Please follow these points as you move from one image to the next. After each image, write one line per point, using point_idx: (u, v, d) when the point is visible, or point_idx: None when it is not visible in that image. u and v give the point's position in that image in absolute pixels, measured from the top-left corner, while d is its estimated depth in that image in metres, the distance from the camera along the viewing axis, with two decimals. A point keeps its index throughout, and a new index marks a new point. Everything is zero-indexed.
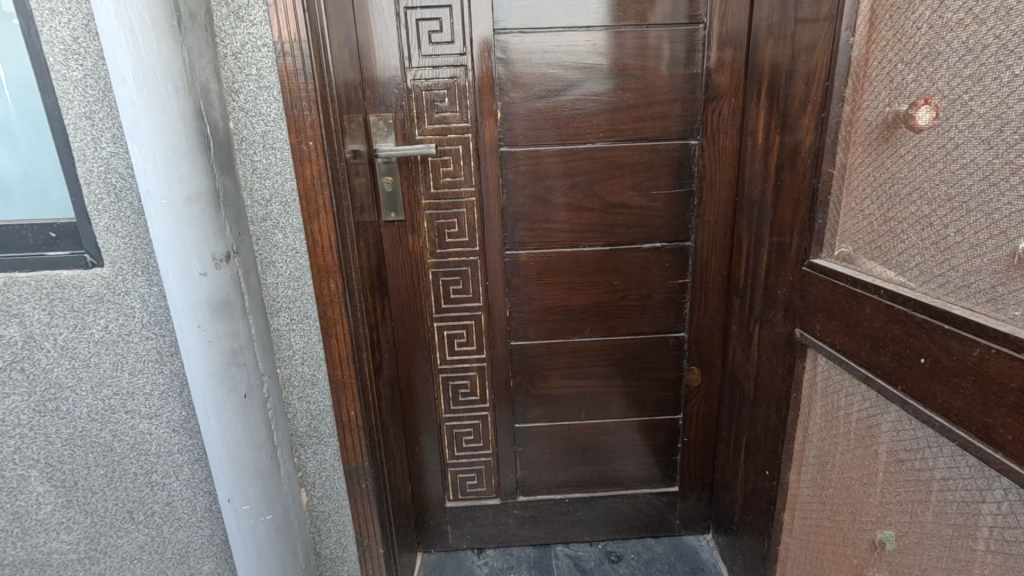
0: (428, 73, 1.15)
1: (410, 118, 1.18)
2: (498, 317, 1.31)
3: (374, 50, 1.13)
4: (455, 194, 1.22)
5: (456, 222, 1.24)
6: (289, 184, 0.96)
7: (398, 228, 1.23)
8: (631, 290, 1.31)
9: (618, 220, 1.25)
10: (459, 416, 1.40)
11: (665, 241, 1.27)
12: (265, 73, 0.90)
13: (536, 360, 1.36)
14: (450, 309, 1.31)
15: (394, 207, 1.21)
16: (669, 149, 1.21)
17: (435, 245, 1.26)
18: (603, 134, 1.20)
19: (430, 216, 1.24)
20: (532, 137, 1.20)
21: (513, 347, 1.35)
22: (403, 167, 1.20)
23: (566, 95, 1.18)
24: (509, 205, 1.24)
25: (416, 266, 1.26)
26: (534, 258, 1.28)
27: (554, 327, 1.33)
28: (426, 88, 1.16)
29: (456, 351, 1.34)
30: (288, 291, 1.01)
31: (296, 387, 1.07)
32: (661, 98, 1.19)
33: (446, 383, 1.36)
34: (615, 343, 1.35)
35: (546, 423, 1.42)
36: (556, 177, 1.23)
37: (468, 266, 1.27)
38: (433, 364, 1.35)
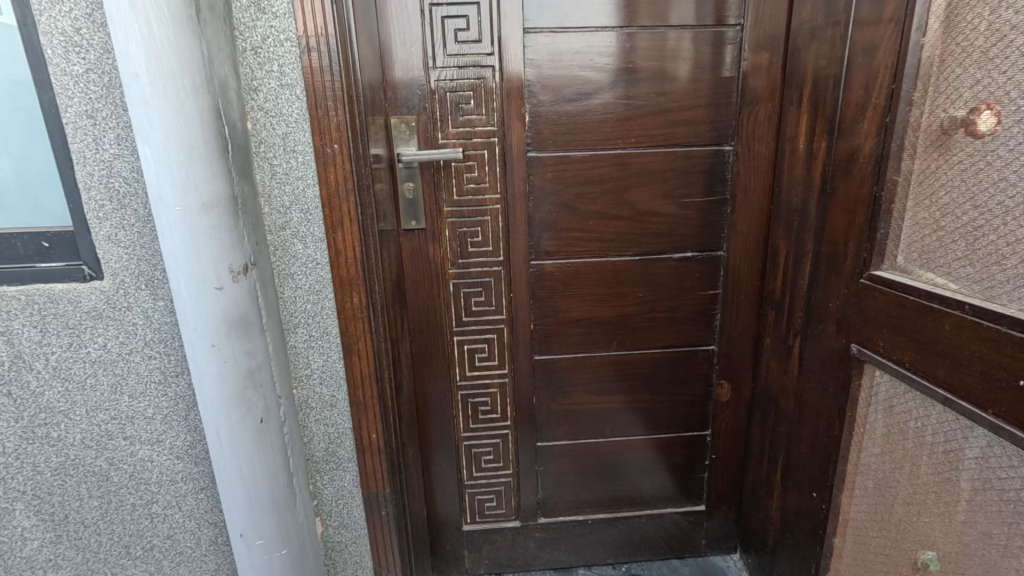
0: (452, 73, 1.09)
1: (432, 120, 1.11)
2: (521, 330, 1.25)
3: (396, 48, 1.06)
4: (478, 201, 1.16)
5: (479, 230, 1.18)
6: (311, 191, 0.88)
7: (417, 237, 1.17)
8: (660, 302, 1.25)
9: (648, 229, 1.20)
10: (479, 435, 1.33)
11: (696, 251, 1.22)
12: (287, 70, 0.83)
13: (560, 375, 1.30)
14: (471, 323, 1.24)
15: (414, 215, 1.14)
16: (703, 155, 1.17)
17: (456, 255, 1.19)
18: (635, 140, 1.15)
19: (452, 224, 1.17)
20: (560, 142, 1.14)
21: (537, 362, 1.28)
22: (425, 172, 1.13)
23: (597, 98, 1.12)
24: (535, 213, 1.18)
25: (436, 277, 1.20)
26: (561, 268, 1.22)
27: (579, 341, 1.27)
28: (450, 89, 1.10)
29: (477, 366, 1.27)
30: (307, 305, 0.94)
31: (313, 409, 0.99)
32: (695, 102, 1.14)
33: (465, 400, 1.29)
34: (642, 357, 1.30)
35: (569, 441, 1.35)
36: (585, 184, 1.17)
37: (491, 277, 1.21)
38: (451, 380, 1.28)
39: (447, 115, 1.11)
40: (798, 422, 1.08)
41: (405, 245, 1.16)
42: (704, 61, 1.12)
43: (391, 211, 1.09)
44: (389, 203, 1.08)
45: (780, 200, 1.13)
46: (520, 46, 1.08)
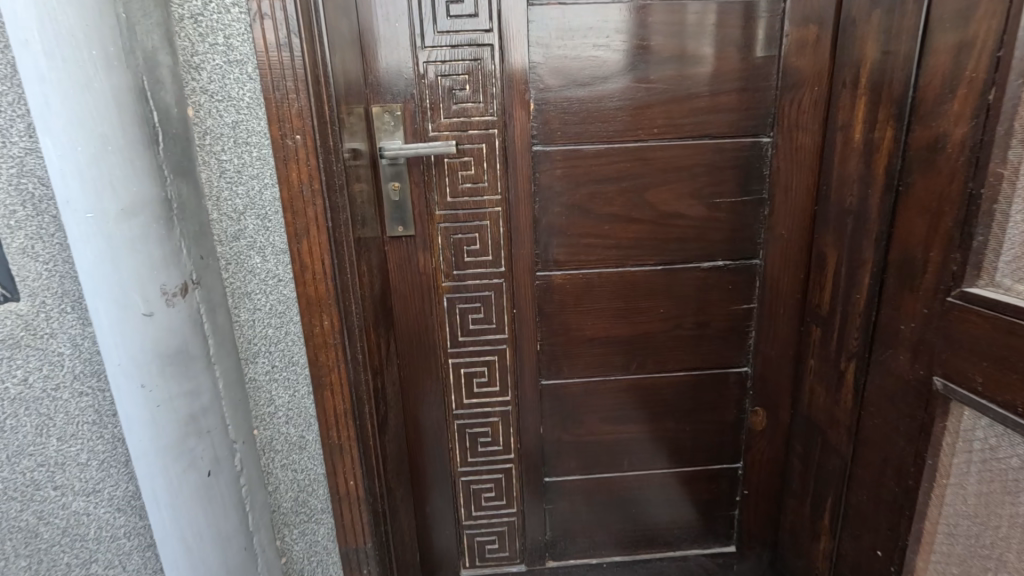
0: (444, 54, 0.93)
1: (422, 109, 0.95)
2: (526, 351, 1.09)
3: (378, 25, 0.91)
4: (476, 203, 1.00)
5: (478, 237, 1.02)
6: (269, 192, 0.73)
7: (405, 245, 1.01)
8: (686, 318, 1.09)
9: (673, 235, 1.04)
10: (479, 469, 1.16)
11: (728, 260, 1.06)
12: (235, 43, 0.67)
13: (571, 401, 1.13)
14: (469, 344, 1.08)
15: (401, 219, 0.98)
16: (737, 148, 1.00)
17: (450, 266, 1.03)
18: (658, 130, 0.98)
19: (446, 230, 1.01)
20: (571, 134, 0.98)
21: (544, 387, 1.12)
22: (413, 170, 0.97)
23: (614, 82, 0.96)
24: (542, 216, 1.01)
25: (427, 291, 1.04)
26: (571, 280, 1.05)
27: (593, 363, 1.11)
28: (442, 71, 0.94)
29: (476, 392, 1.11)
30: (268, 330, 0.78)
31: (279, 452, 0.83)
32: (729, 86, 0.97)
33: (463, 430, 1.13)
34: (664, 381, 1.13)
35: (581, 476, 1.19)
36: (599, 182, 1.00)
37: (491, 291, 1.05)
38: (446, 408, 1.12)
39: (438, 103, 0.95)
40: (855, 463, 0.91)
41: (390, 255, 1.00)
42: (740, 37, 0.95)
43: (372, 216, 0.93)
44: (370, 207, 0.92)
45: (828, 200, 0.97)
46: (524, 20, 0.92)
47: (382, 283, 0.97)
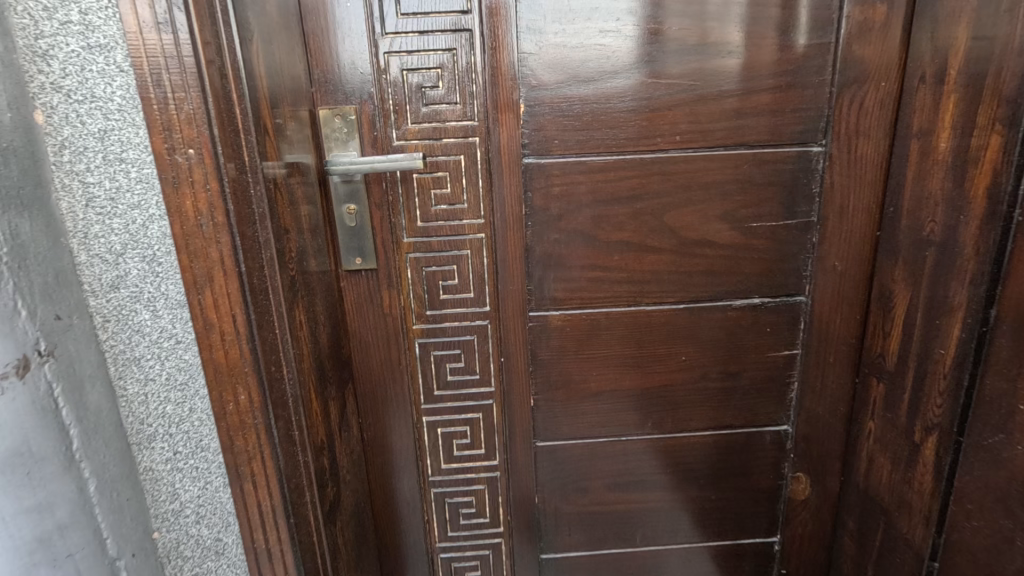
0: (412, 42, 0.74)
1: (383, 112, 0.76)
2: (517, 407, 0.89)
3: (326, 5, 0.72)
4: (451, 228, 0.80)
5: (456, 270, 0.82)
6: (157, 227, 0.54)
7: (366, 280, 0.82)
8: (712, 367, 0.89)
9: (699, 266, 0.84)
10: (461, 544, 0.97)
11: (767, 297, 0.86)
12: (98, 21, 0.48)
13: (572, 465, 0.93)
14: (447, 398, 0.88)
15: (359, 248, 0.79)
16: (781, 158, 0.79)
17: (423, 304, 0.83)
18: (681, 138, 0.78)
19: (416, 262, 0.82)
20: (572, 142, 0.78)
21: (538, 450, 0.92)
22: (374, 188, 0.78)
23: (627, 76, 0.76)
24: (535, 244, 0.82)
25: (395, 335, 0.84)
26: (573, 322, 0.85)
27: (599, 421, 0.91)
28: (408, 63, 0.74)
29: (456, 455, 0.91)
30: (164, 408, 0.59)
31: (188, 560, 0.63)
32: (771, 81, 0.77)
33: (441, 499, 0.94)
34: (686, 442, 0.93)
35: (585, 551, 0.99)
36: (607, 202, 0.80)
37: (474, 335, 0.85)
38: (421, 474, 0.92)
39: (405, 104, 0.76)
40: (941, 559, 0.72)
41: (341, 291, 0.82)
42: (787, 18, 0.75)
43: (318, 247, 0.73)
44: (315, 237, 0.72)
45: (897, 225, 0.77)
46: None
47: (333, 329, 0.77)
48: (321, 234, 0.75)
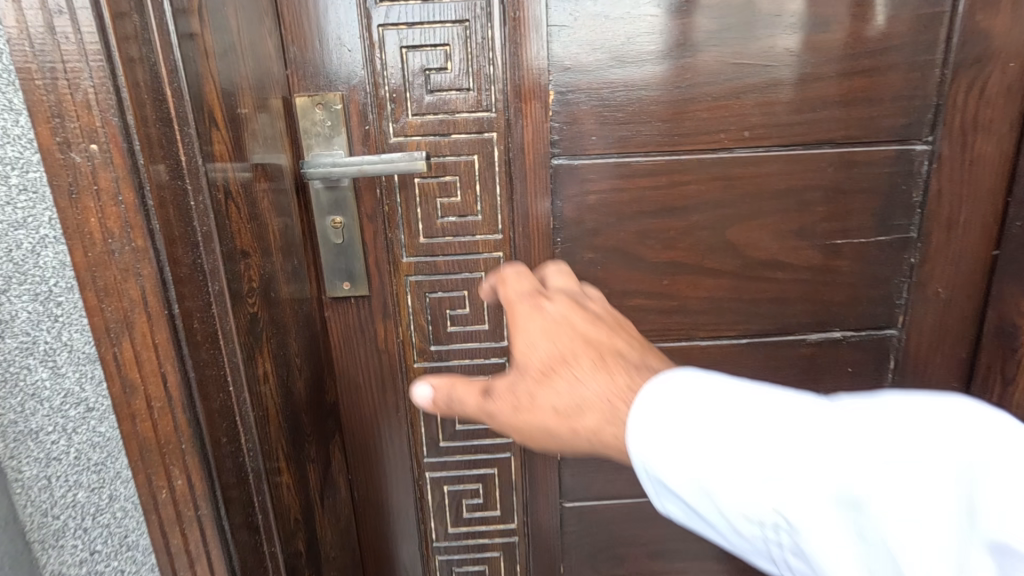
0: (412, 12, 0.58)
1: (377, 101, 0.60)
2: (541, 460, 0.73)
3: None
4: (463, 245, 0.65)
5: (467, 296, 0.67)
6: (55, 253, 0.39)
7: (356, 308, 0.66)
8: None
9: (768, 292, 0.67)
10: None
11: (849, 330, 0.69)
12: None
13: (604, 528, 0.77)
14: (454, 452, 0.72)
15: (347, 270, 0.64)
16: (877, 160, 0.63)
17: (425, 338, 0.68)
18: (751, 133, 0.62)
19: (416, 287, 0.66)
20: (613, 139, 0.62)
21: (564, 510, 0.76)
22: (364, 197, 0.62)
23: (685, 56, 0.60)
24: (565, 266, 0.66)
25: (391, 375, 0.69)
26: None
27: (639, 477, 0.75)
28: (410, 38, 0.59)
29: (466, 517, 0.75)
30: (72, 497, 0.43)
31: None
32: (869, 61, 0.60)
33: (447, 568, 0.78)
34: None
35: None
36: (655, 214, 0.64)
37: (488, 375, 0.70)
38: (423, 539, 0.76)
39: (404, 90, 0.60)
40: None
41: (324, 322, 0.66)
42: None
43: (293, 272, 0.58)
44: (289, 259, 0.57)
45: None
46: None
47: (314, 371, 0.62)
48: (298, 255, 0.59)
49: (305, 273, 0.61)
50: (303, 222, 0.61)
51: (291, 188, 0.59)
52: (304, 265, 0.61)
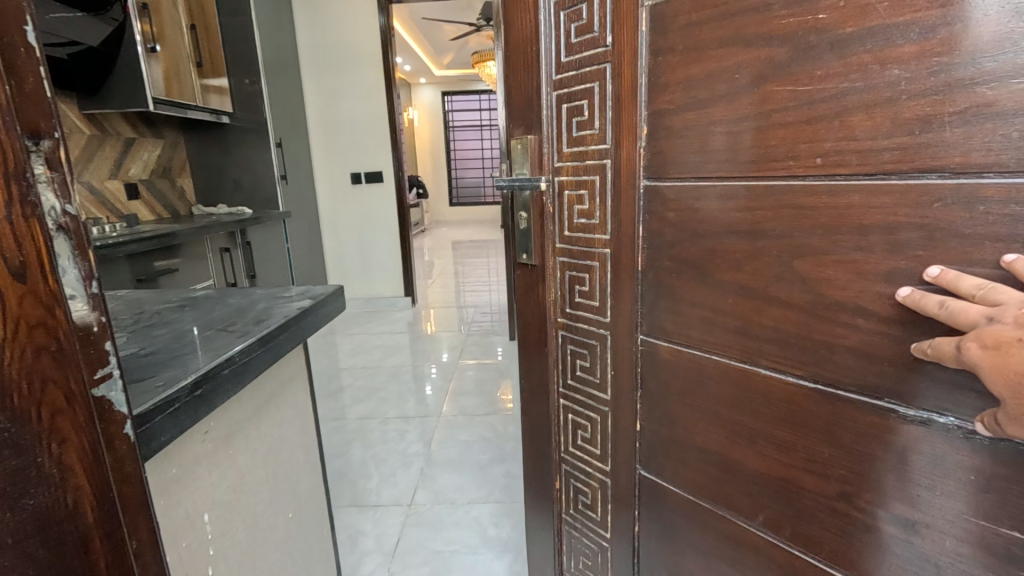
0: (571, 75, 0.82)
1: (552, 130, 0.87)
2: (624, 422, 0.87)
3: (523, 56, 0.88)
4: (588, 224, 0.84)
5: (588, 278, 0.87)
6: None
7: (531, 274, 0.97)
8: (852, 484, 0.61)
9: (852, 336, 0.57)
10: (575, 525, 1.02)
11: (976, 423, 0.50)
12: None
13: (678, 520, 0.82)
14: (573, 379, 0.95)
15: (525, 248, 0.96)
16: (1000, 208, 0.46)
17: (560, 306, 0.93)
18: (824, 160, 0.56)
19: (563, 264, 0.91)
20: (678, 179, 0.70)
21: (643, 478, 0.86)
22: (538, 201, 0.91)
23: (758, 75, 0.59)
24: (647, 270, 0.77)
25: (546, 330, 0.97)
26: (682, 361, 0.76)
27: (693, 487, 0.79)
28: (569, 102, 0.83)
29: (579, 446, 0.97)
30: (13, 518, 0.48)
31: None
32: (1000, 70, 0.44)
33: (567, 480, 1.02)
34: (809, 565, 0.67)
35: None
36: (768, 221, 0.62)
37: (596, 342, 0.88)
38: (557, 446, 1.02)
39: (555, 127, 0.86)
40: None
41: (129, 444, 0.39)
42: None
43: (12, 418, 0.31)
44: None
45: None
46: (644, 40, 0.71)
47: (83, 561, 0.34)
48: (34, 379, 0.32)
49: (47, 410, 0.32)
50: (81, 295, 0.35)
51: (20, 259, 0.31)
52: (56, 393, 0.33)
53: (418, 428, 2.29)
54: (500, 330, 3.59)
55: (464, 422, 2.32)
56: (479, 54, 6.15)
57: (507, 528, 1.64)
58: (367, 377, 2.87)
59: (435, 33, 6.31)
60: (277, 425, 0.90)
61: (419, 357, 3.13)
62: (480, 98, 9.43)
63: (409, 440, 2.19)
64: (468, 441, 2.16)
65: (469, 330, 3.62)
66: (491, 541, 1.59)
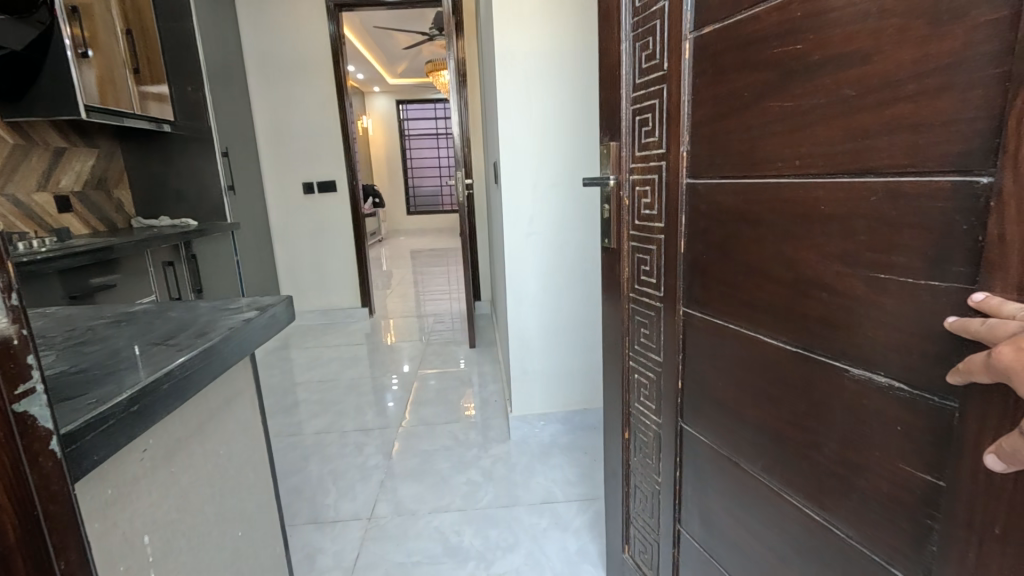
0: (641, 93, 0.97)
1: (631, 138, 1.03)
2: (669, 385, 0.98)
3: (611, 77, 1.06)
4: (650, 214, 0.99)
5: (650, 257, 1.01)
6: None
7: (613, 254, 1.15)
8: (818, 434, 0.65)
9: (820, 308, 0.63)
10: (637, 470, 1.16)
11: (895, 377, 0.55)
12: None
13: (704, 467, 0.89)
14: (637, 342, 1.10)
15: (608, 233, 1.15)
16: (911, 199, 0.51)
17: (632, 280, 1.10)
18: (800, 161, 0.63)
19: (634, 246, 1.07)
20: (708, 177, 0.80)
21: (682, 430, 0.95)
22: (618, 194, 1.09)
23: (760, 92, 0.68)
24: (687, 253, 0.88)
25: (620, 300, 1.14)
26: (710, 330, 0.85)
27: (713, 438, 0.86)
28: (641, 114, 0.98)
29: (639, 400, 1.11)
30: None
31: None
32: (913, 90, 0.49)
33: (632, 426, 1.16)
34: (789, 512, 0.72)
35: (716, 539, 0.88)
36: (765, 208, 0.70)
37: (654, 311, 1.02)
38: (625, 398, 1.17)
39: (632, 135, 1.02)
40: None
41: (56, 461, 0.37)
42: None
43: None
44: None
45: None
46: (687, 65, 0.82)
47: None
48: None
49: None
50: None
51: None
52: None
53: (377, 440, 2.25)
54: (459, 339, 3.57)
55: (424, 432, 2.29)
56: (432, 61, 6.14)
57: (469, 536, 1.63)
58: (324, 390, 2.80)
59: (391, 43, 6.30)
60: (222, 442, 0.87)
61: (377, 368, 3.08)
62: (436, 108, 9.42)
63: (368, 453, 2.15)
64: (429, 450, 2.14)
65: (428, 339, 3.59)
66: (455, 550, 1.58)
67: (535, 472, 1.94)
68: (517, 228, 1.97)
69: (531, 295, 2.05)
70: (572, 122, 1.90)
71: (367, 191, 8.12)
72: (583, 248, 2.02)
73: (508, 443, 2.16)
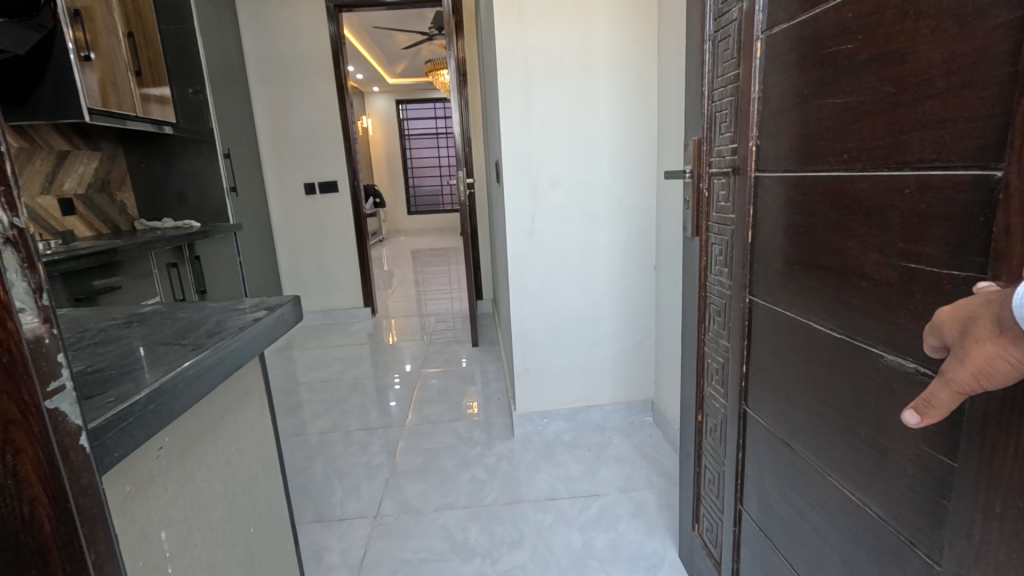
0: (721, 89, 0.98)
1: (711, 132, 1.04)
2: (736, 373, 0.99)
3: (696, 73, 1.08)
4: (726, 206, 1.00)
5: (724, 248, 1.03)
6: None
7: (693, 245, 1.17)
8: (857, 418, 0.66)
9: (861, 297, 0.64)
10: (708, 453, 1.17)
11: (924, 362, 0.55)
12: None
13: (763, 449, 0.91)
14: (712, 331, 1.11)
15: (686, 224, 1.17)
16: (936, 192, 0.52)
17: (708, 269, 1.11)
18: (849, 156, 0.64)
19: (710, 237, 1.08)
20: (774, 171, 0.81)
21: (746, 415, 0.96)
22: (696, 187, 1.11)
23: (816, 89, 0.69)
24: (755, 243, 0.89)
25: (699, 288, 1.15)
26: (770, 318, 0.86)
27: (771, 420, 0.88)
28: (720, 108, 0.99)
29: (712, 386, 1.13)
30: None
31: None
32: (942, 88, 0.50)
33: (705, 411, 1.17)
34: (832, 492, 0.73)
35: (770, 519, 0.90)
36: (819, 199, 0.71)
37: (726, 299, 1.03)
38: (700, 383, 1.19)
39: (712, 129, 1.03)
40: None
41: (84, 455, 0.39)
42: None
43: None
44: None
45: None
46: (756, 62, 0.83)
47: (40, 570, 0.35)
48: None
49: None
50: (31, 310, 0.35)
51: None
52: (9, 405, 0.33)
53: (381, 439, 2.27)
54: (460, 338, 3.58)
55: (428, 431, 2.31)
56: (431, 62, 6.13)
57: (474, 533, 1.65)
58: (326, 390, 2.81)
59: (386, 44, 6.31)
60: (232, 438, 0.88)
61: (380, 368, 3.09)
62: (436, 107, 9.42)
63: (374, 451, 2.17)
64: (430, 450, 2.15)
65: (431, 338, 3.60)
66: (461, 547, 1.59)
67: (538, 470, 1.95)
68: (517, 228, 1.98)
69: (552, 292, 2.06)
70: (609, 121, 1.92)
71: (369, 192, 8.11)
72: (591, 246, 2.03)
73: (512, 441, 2.17)
